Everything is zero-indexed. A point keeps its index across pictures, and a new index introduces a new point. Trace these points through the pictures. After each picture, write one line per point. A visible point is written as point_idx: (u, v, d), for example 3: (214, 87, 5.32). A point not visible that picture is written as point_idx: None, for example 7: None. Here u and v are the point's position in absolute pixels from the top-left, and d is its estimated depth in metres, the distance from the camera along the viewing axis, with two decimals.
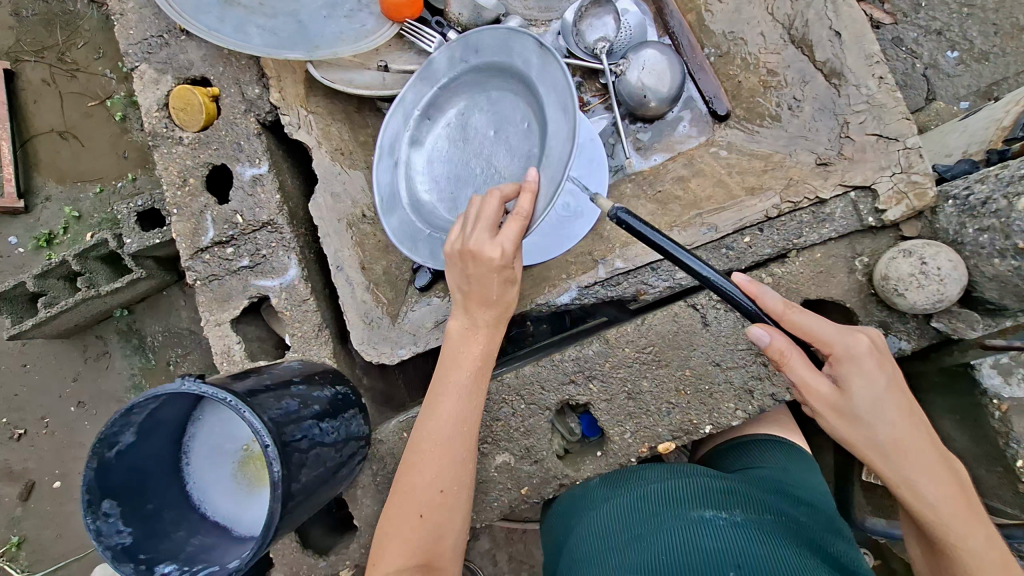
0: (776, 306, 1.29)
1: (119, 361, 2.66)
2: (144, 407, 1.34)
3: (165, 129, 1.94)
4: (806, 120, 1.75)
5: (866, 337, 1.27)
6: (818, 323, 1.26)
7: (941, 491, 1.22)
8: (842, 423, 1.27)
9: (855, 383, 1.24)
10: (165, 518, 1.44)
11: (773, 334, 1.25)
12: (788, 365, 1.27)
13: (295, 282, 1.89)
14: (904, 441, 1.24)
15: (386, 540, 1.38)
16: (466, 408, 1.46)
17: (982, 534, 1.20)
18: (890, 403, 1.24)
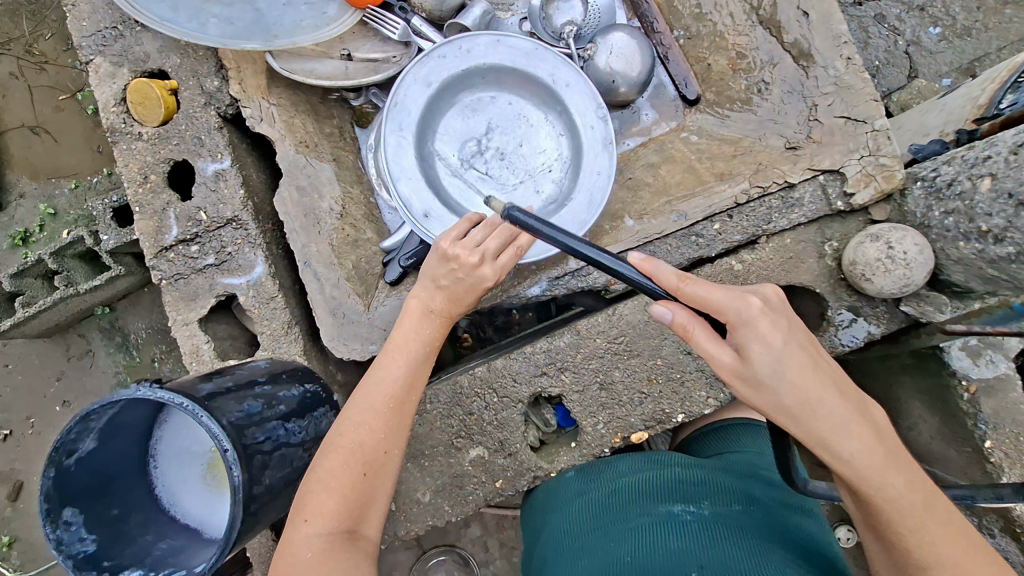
0: (671, 280, 1.14)
1: (103, 359, 2.62)
2: (103, 413, 1.31)
3: (124, 125, 1.88)
4: (776, 103, 1.71)
5: (758, 299, 1.10)
6: (710, 292, 1.10)
7: (858, 444, 1.04)
8: (742, 386, 1.10)
9: (755, 350, 1.07)
10: (132, 522, 1.42)
11: (676, 310, 1.11)
12: (691, 340, 1.12)
13: (262, 279, 1.86)
14: (811, 403, 1.06)
15: (309, 496, 1.30)
16: (415, 378, 1.42)
17: (902, 482, 1.03)
18: (790, 366, 1.07)
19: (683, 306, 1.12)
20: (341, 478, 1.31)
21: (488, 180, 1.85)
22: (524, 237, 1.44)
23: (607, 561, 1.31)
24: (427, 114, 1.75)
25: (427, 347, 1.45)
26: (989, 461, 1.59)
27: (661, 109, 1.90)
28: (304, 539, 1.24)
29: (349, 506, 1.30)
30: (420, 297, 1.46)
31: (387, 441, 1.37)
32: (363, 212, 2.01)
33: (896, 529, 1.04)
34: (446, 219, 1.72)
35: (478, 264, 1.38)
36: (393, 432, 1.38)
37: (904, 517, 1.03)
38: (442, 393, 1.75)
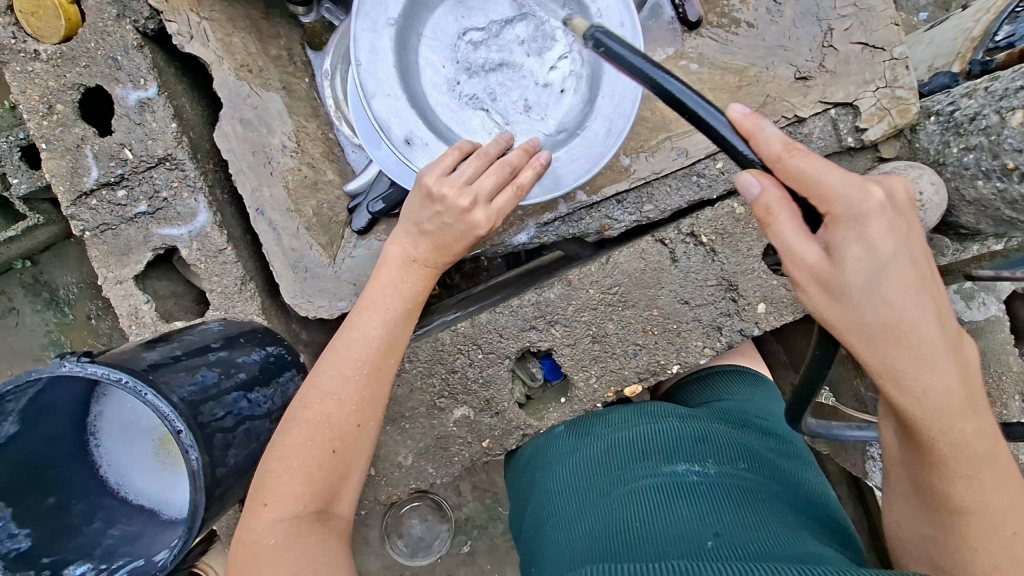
0: (772, 149, 0.97)
1: (29, 318, 2.31)
2: (23, 392, 1.10)
3: (14, 41, 1.53)
4: (786, 26, 1.56)
5: (880, 191, 0.96)
6: (821, 169, 0.95)
7: (943, 381, 0.99)
8: (822, 297, 0.99)
9: (849, 252, 0.94)
10: (75, 511, 1.24)
11: (766, 183, 0.98)
12: (772, 227, 0.99)
13: (207, 229, 1.62)
14: (900, 325, 0.97)
15: (273, 473, 1.15)
16: (395, 337, 1.27)
17: (972, 423, 1.01)
18: (892, 271, 0.95)
19: (776, 184, 0.98)
20: (306, 456, 1.16)
21: (483, 98, 1.52)
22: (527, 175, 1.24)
23: (608, 531, 1.17)
24: (409, 11, 1.47)
25: (409, 304, 1.29)
26: None
27: (656, 35, 1.66)
28: (267, 525, 1.11)
29: (319, 485, 1.15)
30: (401, 245, 1.29)
31: (361, 413, 1.22)
32: (322, 150, 1.75)
33: (942, 461, 1.04)
34: (431, 146, 1.48)
35: (468, 209, 1.20)
36: (371, 400, 1.23)
37: (963, 463, 1.03)
38: (422, 351, 1.59)
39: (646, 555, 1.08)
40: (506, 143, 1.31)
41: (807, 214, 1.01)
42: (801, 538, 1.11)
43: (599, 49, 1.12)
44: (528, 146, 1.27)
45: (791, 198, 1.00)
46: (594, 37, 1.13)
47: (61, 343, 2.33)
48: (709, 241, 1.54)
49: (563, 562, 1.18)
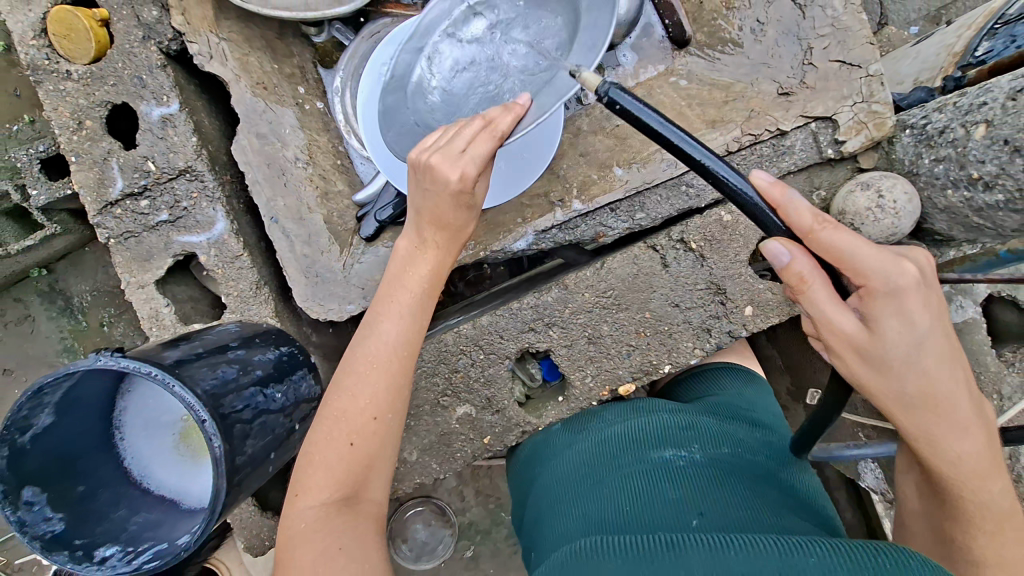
0: (805, 223, 1.04)
1: (45, 324, 2.41)
2: (58, 386, 1.19)
3: (47, 62, 1.64)
4: (769, 45, 1.66)
5: (913, 267, 1.01)
6: (857, 247, 1.00)
7: (966, 445, 1.08)
8: (865, 370, 1.07)
9: (889, 326, 1.02)
10: (102, 498, 1.33)
11: (795, 253, 1.03)
12: (806, 295, 1.05)
13: (224, 237, 1.72)
14: (935, 392, 1.05)
15: (310, 466, 1.24)
16: (412, 331, 1.29)
17: (998, 484, 1.09)
18: (929, 346, 1.03)
19: (806, 253, 1.04)
20: (327, 450, 1.24)
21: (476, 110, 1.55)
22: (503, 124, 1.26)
23: (603, 511, 1.26)
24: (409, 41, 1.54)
25: (419, 293, 1.30)
26: None
27: (649, 53, 1.80)
28: (299, 510, 1.20)
29: (342, 474, 1.22)
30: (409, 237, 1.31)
31: (375, 406, 1.26)
32: (332, 162, 1.87)
33: (966, 525, 1.10)
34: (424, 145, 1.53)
35: (461, 181, 1.26)
36: (384, 393, 1.27)
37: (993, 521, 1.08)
38: (426, 352, 1.68)
39: (638, 528, 1.17)
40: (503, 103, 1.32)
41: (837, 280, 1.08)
42: (781, 518, 1.19)
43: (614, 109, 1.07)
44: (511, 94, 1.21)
45: (819, 266, 1.07)
46: (607, 93, 1.08)
47: (75, 350, 2.43)
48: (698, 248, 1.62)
49: (563, 539, 1.25)
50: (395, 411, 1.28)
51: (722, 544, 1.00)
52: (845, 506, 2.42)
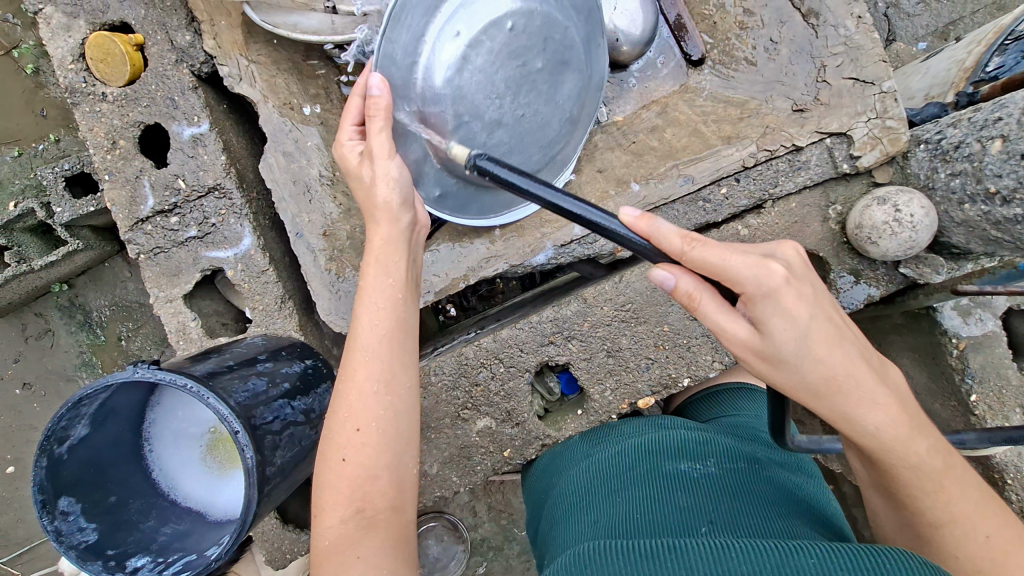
0: (673, 243, 1.01)
1: (65, 338, 2.46)
2: (95, 398, 1.23)
3: (85, 85, 1.70)
4: (783, 64, 1.69)
5: (779, 265, 0.99)
6: (726, 258, 0.98)
7: (882, 416, 1.04)
8: (767, 369, 1.04)
9: (775, 325, 0.99)
10: (133, 508, 1.36)
11: (678, 274, 1.02)
12: (698, 310, 1.03)
13: (251, 252, 1.76)
14: (836, 377, 1.02)
15: (319, 497, 1.19)
16: (377, 330, 1.23)
17: (924, 445, 1.06)
18: (817, 335, 0.99)
19: (687, 272, 1.03)
20: (327, 474, 1.19)
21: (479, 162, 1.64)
22: (379, 120, 1.24)
23: (610, 517, 1.28)
24: None
25: (394, 299, 1.25)
26: (975, 413, 1.69)
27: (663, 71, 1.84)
28: (319, 531, 1.17)
29: (353, 486, 1.17)
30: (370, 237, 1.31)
31: (354, 417, 1.19)
32: None
33: (909, 490, 1.08)
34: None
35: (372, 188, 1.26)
36: (367, 404, 1.19)
37: (925, 483, 1.06)
38: (447, 365, 1.70)
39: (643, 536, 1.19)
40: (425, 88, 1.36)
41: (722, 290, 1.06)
42: (792, 526, 1.20)
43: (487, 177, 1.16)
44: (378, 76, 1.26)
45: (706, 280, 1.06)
46: (475, 163, 1.19)
47: (93, 364, 2.48)
48: None
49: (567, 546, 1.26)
50: (379, 417, 1.20)
51: (721, 549, 1.02)
52: (862, 522, 2.40)
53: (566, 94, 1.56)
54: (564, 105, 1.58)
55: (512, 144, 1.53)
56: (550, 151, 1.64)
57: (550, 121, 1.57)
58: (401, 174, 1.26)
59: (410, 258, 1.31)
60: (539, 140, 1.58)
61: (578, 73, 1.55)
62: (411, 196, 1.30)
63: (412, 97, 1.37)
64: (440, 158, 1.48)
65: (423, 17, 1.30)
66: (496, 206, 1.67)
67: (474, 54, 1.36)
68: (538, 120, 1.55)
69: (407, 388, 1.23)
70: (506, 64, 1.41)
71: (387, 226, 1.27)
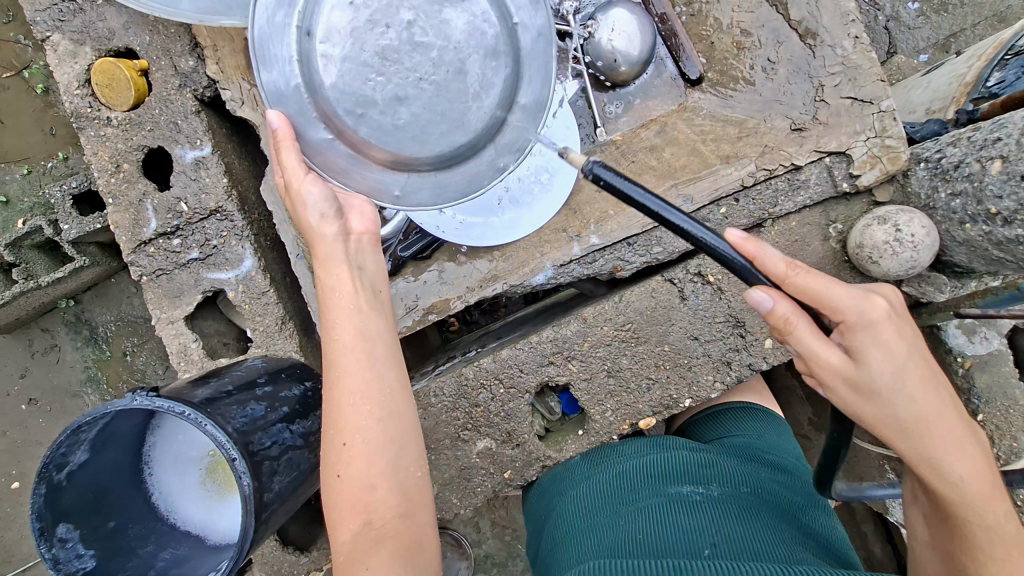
0: (777, 267, 1.04)
1: (71, 354, 2.47)
2: (94, 424, 1.23)
3: (90, 109, 1.73)
4: (781, 82, 1.70)
5: (884, 299, 1.01)
6: (833, 287, 0.99)
7: (967, 468, 1.02)
8: (856, 400, 1.03)
9: (872, 355, 0.99)
10: (131, 534, 1.36)
11: (776, 298, 1.01)
12: (792, 333, 1.02)
13: (252, 273, 1.77)
14: (926, 419, 1.01)
15: (327, 518, 1.15)
16: (344, 330, 1.21)
17: (1002, 506, 1.03)
18: (911, 375, 1.00)
19: (786, 296, 1.02)
20: (330, 495, 1.15)
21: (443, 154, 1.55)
22: (284, 152, 1.32)
23: (614, 540, 1.25)
24: None
25: (350, 301, 1.24)
26: (982, 433, 1.67)
27: (662, 91, 1.83)
28: (334, 547, 1.11)
29: (357, 499, 1.13)
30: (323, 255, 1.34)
31: (341, 430, 1.15)
32: None
33: (972, 550, 1.03)
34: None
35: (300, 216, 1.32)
36: (352, 415, 1.15)
37: (995, 547, 1.01)
38: (447, 386, 1.70)
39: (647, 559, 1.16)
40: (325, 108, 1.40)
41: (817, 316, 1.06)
42: (795, 551, 1.18)
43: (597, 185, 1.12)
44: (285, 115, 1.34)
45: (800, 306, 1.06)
46: (592, 170, 1.12)
47: (98, 379, 2.49)
48: (715, 281, 1.64)
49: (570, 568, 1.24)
50: (366, 428, 1.15)
51: None
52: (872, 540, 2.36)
53: (460, 33, 1.40)
54: (468, 44, 1.41)
55: (431, 112, 1.44)
56: (486, 104, 1.46)
57: (463, 69, 1.42)
58: (320, 197, 1.29)
59: (356, 267, 1.28)
60: (459, 90, 1.44)
61: (463, 3, 1.40)
62: (337, 205, 1.31)
63: (315, 118, 1.40)
64: (381, 163, 1.47)
65: (283, 42, 1.35)
66: (464, 186, 1.51)
67: (333, 44, 1.37)
68: (448, 70, 1.41)
69: (388, 392, 1.18)
70: (370, 36, 1.37)
71: (322, 242, 1.29)
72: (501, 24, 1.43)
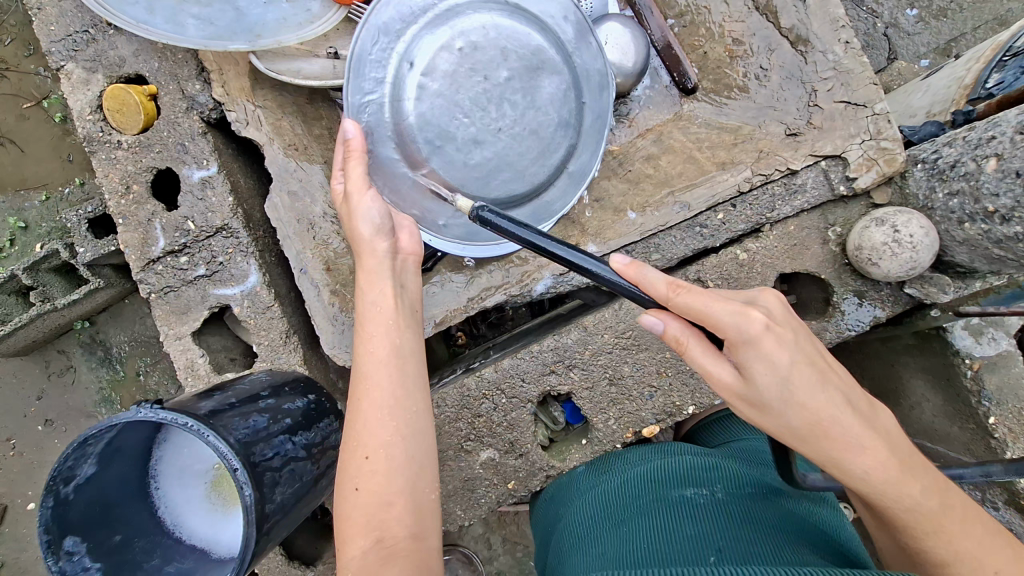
0: (659, 289, 1.03)
1: (86, 374, 2.52)
2: (102, 437, 1.25)
3: (101, 134, 1.79)
4: (774, 89, 1.72)
5: (759, 311, 0.99)
6: (707, 305, 0.97)
7: (872, 463, 1.00)
8: (753, 413, 1.04)
9: (756, 370, 0.98)
10: (137, 548, 1.37)
11: (667, 320, 1.04)
12: (686, 353, 1.04)
13: (257, 289, 1.81)
14: (822, 423, 0.99)
15: (337, 532, 1.14)
16: (386, 343, 1.24)
17: (918, 488, 1.01)
18: (796, 380, 0.98)
19: (676, 317, 1.05)
20: (343, 507, 1.15)
21: None
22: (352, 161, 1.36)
23: (620, 548, 1.24)
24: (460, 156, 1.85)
25: (392, 319, 1.26)
26: (994, 436, 1.64)
27: (658, 101, 1.86)
28: (343, 564, 1.10)
29: (368, 514, 1.12)
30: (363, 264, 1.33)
31: (363, 443, 1.17)
32: None
33: (910, 531, 1.03)
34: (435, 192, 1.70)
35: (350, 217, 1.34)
36: (375, 429, 1.17)
37: (918, 524, 1.02)
38: (450, 397, 1.70)
39: (650, 564, 1.16)
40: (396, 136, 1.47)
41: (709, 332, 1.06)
42: (802, 552, 1.14)
43: (492, 228, 1.27)
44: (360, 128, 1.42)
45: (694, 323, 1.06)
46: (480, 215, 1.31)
47: (111, 399, 2.53)
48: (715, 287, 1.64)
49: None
50: (388, 442, 1.16)
51: None
52: None
53: (546, 99, 1.58)
54: (551, 109, 1.59)
55: (501, 160, 1.58)
56: (551, 162, 1.64)
57: (539, 130, 1.59)
58: (378, 213, 1.32)
59: (398, 285, 1.31)
60: (531, 152, 1.60)
61: (557, 74, 1.58)
62: (388, 224, 1.34)
63: (389, 136, 1.51)
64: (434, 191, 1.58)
65: (381, 64, 1.47)
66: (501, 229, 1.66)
67: (431, 78, 1.49)
68: (524, 130, 1.58)
69: (415, 408, 1.21)
70: (466, 83, 1.51)
71: (369, 260, 1.31)
72: (579, 100, 1.63)
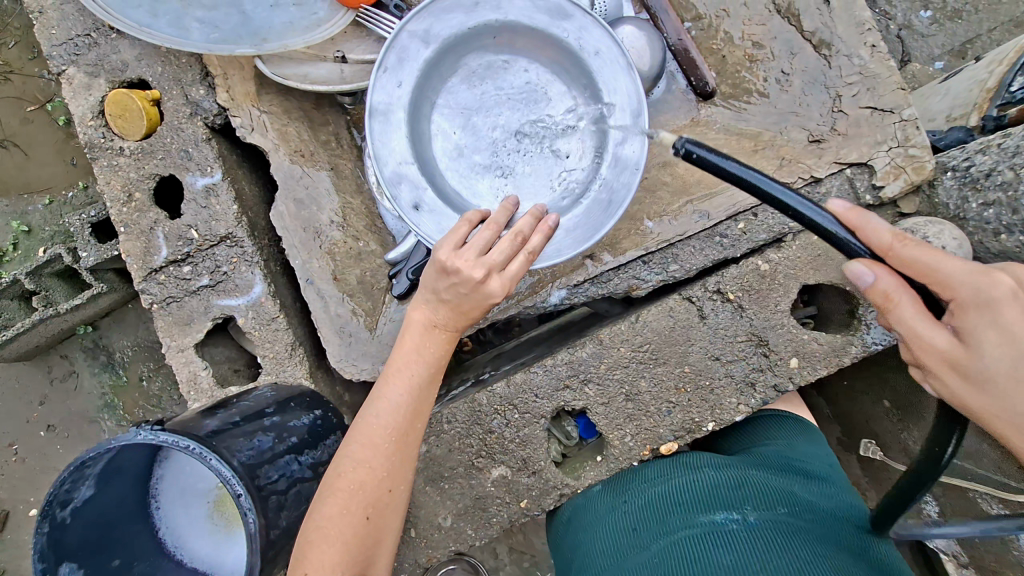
0: (883, 240, 1.12)
1: (88, 380, 2.47)
2: (99, 459, 1.19)
3: (103, 140, 1.74)
4: (796, 94, 1.66)
5: (1008, 277, 1.03)
6: (938, 259, 1.07)
7: None
8: (960, 384, 1.07)
9: (985, 337, 1.03)
10: (137, 573, 1.31)
11: (879, 273, 1.11)
12: (893, 313, 1.11)
13: (262, 300, 1.76)
14: (1019, 372, 1.02)
15: (314, 551, 1.16)
16: (426, 396, 1.29)
17: None
18: (1008, 355, 1.02)
19: (889, 271, 1.11)
20: (342, 525, 1.19)
21: (495, 167, 1.65)
22: (520, 253, 1.23)
23: None
24: (420, 99, 1.58)
25: (432, 368, 1.29)
26: None
27: (674, 106, 1.77)
28: None
29: (348, 566, 1.17)
30: (423, 310, 1.28)
31: (391, 479, 1.26)
32: (365, 223, 1.89)
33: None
34: (439, 211, 1.57)
35: (483, 280, 1.18)
36: (397, 471, 1.26)
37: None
38: (460, 412, 1.65)
39: None
40: (511, 209, 1.30)
41: (922, 296, 1.13)
42: None
43: (689, 159, 1.16)
44: (535, 211, 1.28)
45: (908, 283, 1.13)
46: (685, 147, 1.16)
47: (114, 405, 2.48)
48: (736, 299, 1.58)
49: None
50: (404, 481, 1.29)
51: None
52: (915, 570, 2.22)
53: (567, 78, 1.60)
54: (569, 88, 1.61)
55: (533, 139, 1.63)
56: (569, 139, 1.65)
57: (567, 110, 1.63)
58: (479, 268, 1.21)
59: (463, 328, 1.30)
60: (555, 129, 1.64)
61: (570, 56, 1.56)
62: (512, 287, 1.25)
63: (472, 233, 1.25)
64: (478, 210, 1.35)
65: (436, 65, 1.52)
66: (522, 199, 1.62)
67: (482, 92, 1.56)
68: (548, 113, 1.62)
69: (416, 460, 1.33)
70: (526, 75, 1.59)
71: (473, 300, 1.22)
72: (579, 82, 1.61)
